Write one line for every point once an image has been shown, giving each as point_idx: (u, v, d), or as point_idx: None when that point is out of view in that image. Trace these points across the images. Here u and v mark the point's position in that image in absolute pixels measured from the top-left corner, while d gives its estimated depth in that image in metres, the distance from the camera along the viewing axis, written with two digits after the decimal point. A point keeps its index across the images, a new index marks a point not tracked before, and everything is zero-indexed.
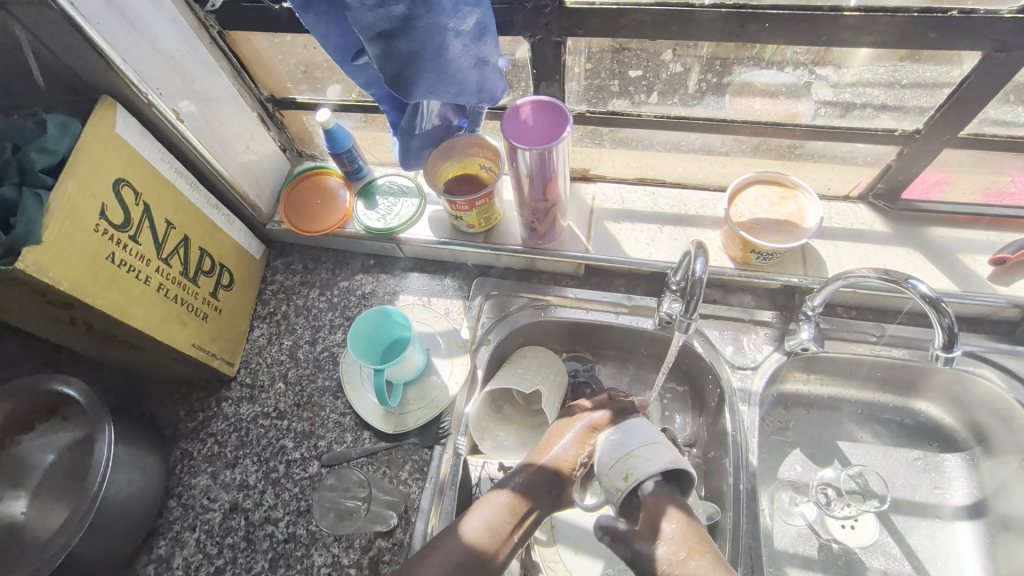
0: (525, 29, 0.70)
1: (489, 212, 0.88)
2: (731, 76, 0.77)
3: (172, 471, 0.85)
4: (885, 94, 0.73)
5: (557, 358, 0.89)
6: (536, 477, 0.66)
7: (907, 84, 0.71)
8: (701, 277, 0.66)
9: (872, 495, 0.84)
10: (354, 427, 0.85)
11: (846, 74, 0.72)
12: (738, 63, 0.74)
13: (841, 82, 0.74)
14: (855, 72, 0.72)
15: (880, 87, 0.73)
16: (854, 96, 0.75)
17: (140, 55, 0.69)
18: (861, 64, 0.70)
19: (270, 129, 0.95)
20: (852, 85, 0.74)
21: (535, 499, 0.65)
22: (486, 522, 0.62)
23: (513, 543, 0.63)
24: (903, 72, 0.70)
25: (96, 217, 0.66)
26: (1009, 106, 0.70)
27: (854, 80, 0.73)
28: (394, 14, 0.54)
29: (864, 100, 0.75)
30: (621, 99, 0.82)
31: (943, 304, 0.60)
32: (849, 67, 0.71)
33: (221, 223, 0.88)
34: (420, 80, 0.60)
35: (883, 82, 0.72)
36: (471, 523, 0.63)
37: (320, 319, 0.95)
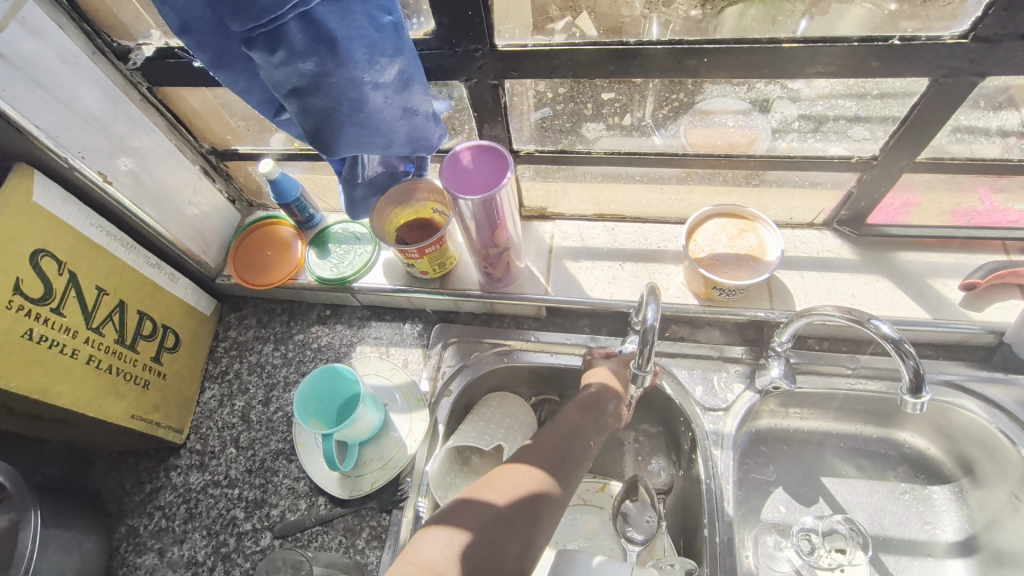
0: (459, 73, 0.67)
1: (442, 257, 0.84)
2: (702, 95, 0.72)
3: (116, 551, 0.80)
4: (856, 105, 0.68)
5: (524, 405, 0.85)
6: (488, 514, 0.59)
7: (877, 94, 0.66)
8: (653, 323, 0.62)
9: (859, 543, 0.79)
10: (308, 493, 0.80)
11: (815, 89, 0.68)
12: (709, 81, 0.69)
13: (810, 96, 0.69)
14: (822, 87, 0.67)
15: (851, 98, 0.68)
16: (826, 108, 0.70)
17: (57, 119, 0.66)
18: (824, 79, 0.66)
19: (215, 181, 0.91)
20: (823, 98, 0.69)
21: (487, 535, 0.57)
22: (438, 559, 0.55)
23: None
24: (870, 83, 0.65)
25: (8, 294, 0.62)
26: (981, 112, 0.66)
27: (823, 93, 0.68)
28: (304, 71, 0.51)
29: (836, 112, 0.70)
30: (595, 122, 0.76)
31: (908, 345, 0.58)
32: (815, 82, 0.66)
33: (165, 282, 0.84)
34: (342, 135, 0.57)
35: (851, 94, 0.67)
36: (422, 561, 0.55)
37: (274, 376, 0.90)
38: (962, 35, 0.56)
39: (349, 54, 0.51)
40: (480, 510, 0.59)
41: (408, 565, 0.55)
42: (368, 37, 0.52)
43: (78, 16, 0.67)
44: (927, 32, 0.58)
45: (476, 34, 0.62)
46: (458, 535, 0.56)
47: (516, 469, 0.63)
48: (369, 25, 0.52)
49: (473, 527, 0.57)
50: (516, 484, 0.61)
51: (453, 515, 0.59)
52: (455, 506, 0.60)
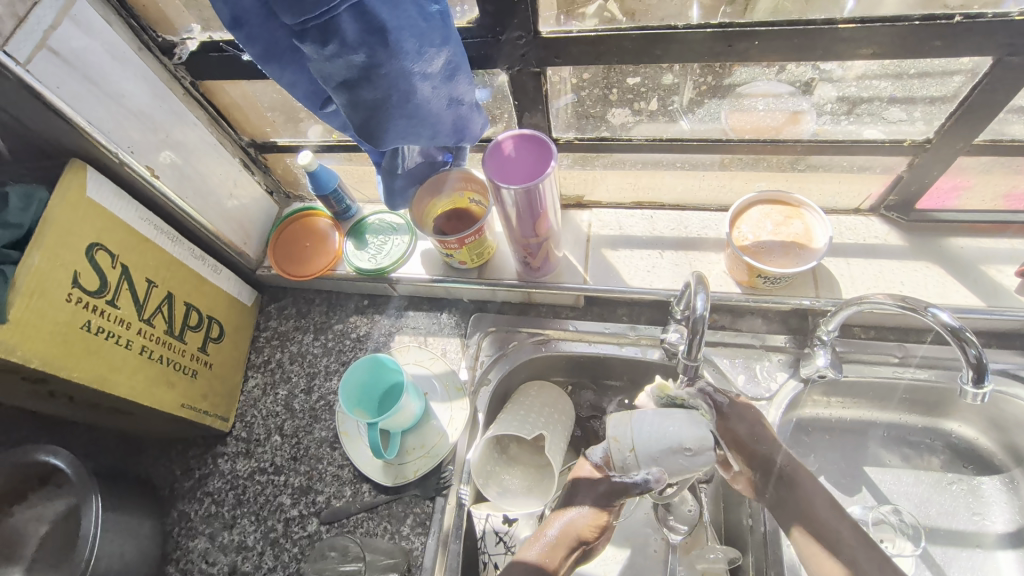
0: (502, 61, 0.67)
1: (480, 247, 0.84)
2: (731, 78, 0.69)
3: (170, 534, 0.82)
4: (893, 85, 0.66)
5: (562, 394, 0.85)
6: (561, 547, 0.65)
7: (916, 74, 0.64)
8: (703, 312, 0.62)
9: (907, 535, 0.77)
10: (352, 480, 0.82)
11: (848, 67, 0.65)
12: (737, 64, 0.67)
13: (845, 77, 0.66)
14: (856, 66, 0.64)
15: (887, 79, 0.66)
16: (860, 90, 0.68)
17: (108, 115, 0.67)
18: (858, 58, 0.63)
19: (254, 173, 0.92)
20: (856, 78, 0.66)
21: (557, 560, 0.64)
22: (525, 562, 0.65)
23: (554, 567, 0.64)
24: (908, 63, 0.62)
25: (68, 288, 0.64)
26: None
27: (860, 75, 0.66)
28: (355, 63, 0.51)
29: (871, 93, 0.68)
30: (624, 108, 0.75)
31: (968, 333, 0.56)
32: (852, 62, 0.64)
33: (209, 274, 0.86)
34: (390, 127, 0.57)
35: (888, 74, 0.65)
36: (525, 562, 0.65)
37: (315, 365, 0.92)
38: None
39: (400, 46, 0.51)
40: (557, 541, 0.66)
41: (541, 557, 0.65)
42: (417, 27, 0.52)
43: (124, 11, 0.68)
44: (992, 9, 0.56)
45: (521, 21, 0.62)
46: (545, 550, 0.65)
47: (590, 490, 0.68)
48: (419, 14, 0.51)
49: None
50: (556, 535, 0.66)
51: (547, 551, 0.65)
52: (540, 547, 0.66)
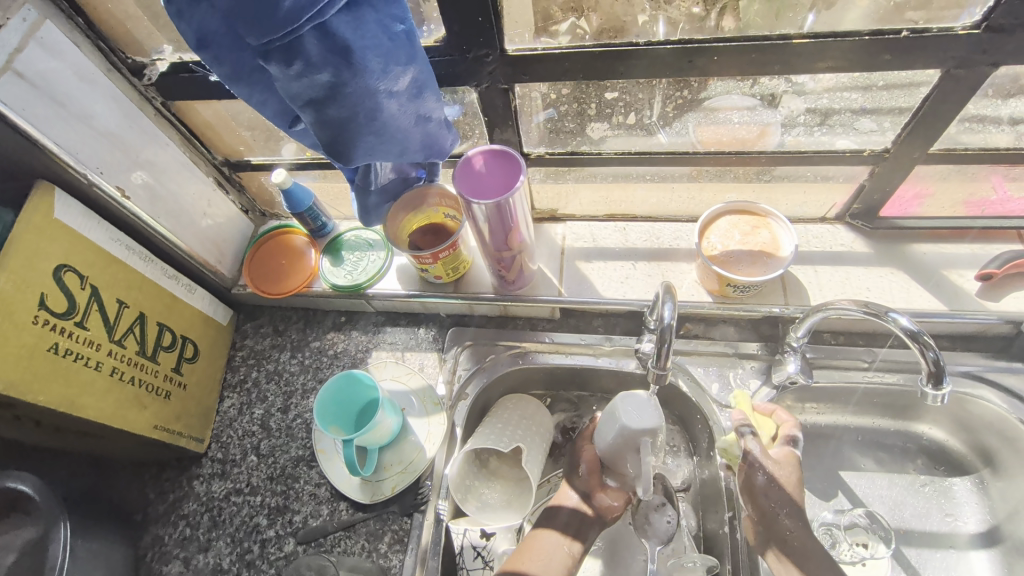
0: (470, 79, 0.68)
1: (455, 262, 0.85)
2: (707, 93, 0.71)
3: (143, 559, 0.81)
4: (863, 97, 0.68)
5: (540, 406, 0.85)
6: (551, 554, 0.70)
7: (885, 85, 0.66)
8: (671, 322, 0.63)
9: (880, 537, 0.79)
10: (329, 498, 0.81)
11: (823, 81, 0.67)
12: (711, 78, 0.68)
13: (816, 89, 0.68)
14: (828, 79, 0.66)
15: (858, 90, 0.67)
16: (833, 101, 0.70)
17: (76, 136, 0.67)
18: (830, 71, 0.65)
19: (229, 192, 0.92)
20: (830, 90, 0.68)
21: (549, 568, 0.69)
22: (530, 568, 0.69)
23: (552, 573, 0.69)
24: (876, 76, 0.64)
25: (34, 310, 0.63)
26: (988, 102, 0.65)
27: (830, 86, 0.68)
28: (321, 82, 0.52)
29: (844, 105, 0.70)
30: (600, 122, 0.76)
31: (926, 337, 0.58)
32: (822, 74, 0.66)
33: (183, 293, 0.85)
34: (358, 144, 0.57)
35: (857, 86, 0.67)
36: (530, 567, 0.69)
37: (292, 384, 0.91)
38: (973, 26, 0.57)
39: (364, 64, 0.52)
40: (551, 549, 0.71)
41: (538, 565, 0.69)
42: (382, 46, 0.52)
43: (93, 34, 0.68)
44: (938, 24, 0.58)
45: (487, 40, 0.63)
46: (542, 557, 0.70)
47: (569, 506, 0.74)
48: (383, 34, 0.52)
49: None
50: (549, 550, 0.70)
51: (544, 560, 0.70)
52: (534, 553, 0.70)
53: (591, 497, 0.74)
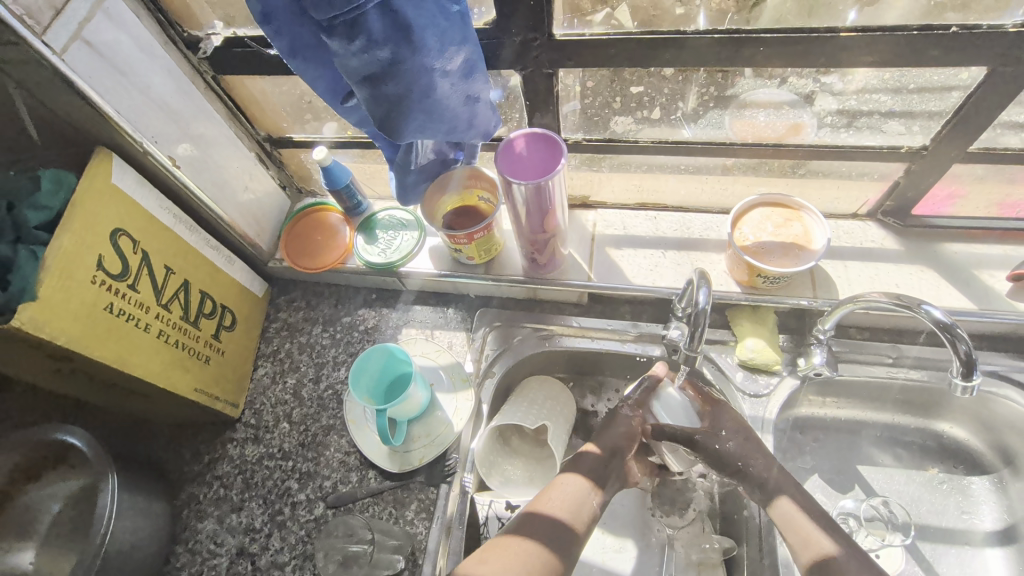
0: (515, 62, 0.70)
1: (489, 244, 0.87)
2: (733, 90, 0.72)
3: (179, 516, 0.84)
4: (894, 99, 0.69)
5: (564, 388, 0.87)
6: (575, 494, 0.69)
7: (914, 88, 0.67)
8: (705, 306, 0.65)
9: (898, 528, 0.79)
10: (359, 466, 0.84)
11: (849, 80, 0.68)
12: (741, 75, 0.69)
13: (846, 90, 0.69)
14: (857, 78, 0.67)
15: (890, 93, 0.68)
16: (860, 103, 0.71)
17: (134, 105, 0.69)
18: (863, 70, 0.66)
19: (269, 168, 0.95)
20: (857, 91, 0.69)
21: (574, 507, 0.68)
22: (563, 500, 0.68)
23: (580, 511, 0.68)
24: (911, 77, 0.65)
25: (93, 269, 0.65)
26: None
27: (859, 88, 0.69)
28: (380, 59, 0.53)
29: (871, 107, 0.71)
30: (624, 115, 0.78)
31: (959, 330, 0.58)
32: (852, 75, 0.67)
33: (223, 263, 0.88)
34: (409, 121, 0.59)
35: (888, 87, 0.68)
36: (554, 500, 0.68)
37: (324, 356, 0.94)
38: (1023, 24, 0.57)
39: (423, 42, 0.54)
40: (575, 487, 0.70)
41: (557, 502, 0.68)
42: (439, 26, 0.54)
43: (153, 7, 0.71)
44: (986, 22, 0.58)
45: (537, 24, 0.64)
46: (568, 492, 0.69)
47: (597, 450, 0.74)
48: (440, 14, 0.54)
49: (546, 540, 0.65)
50: (572, 497, 0.69)
51: (570, 498, 0.69)
52: (557, 490, 0.70)
53: (621, 458, 0.74)
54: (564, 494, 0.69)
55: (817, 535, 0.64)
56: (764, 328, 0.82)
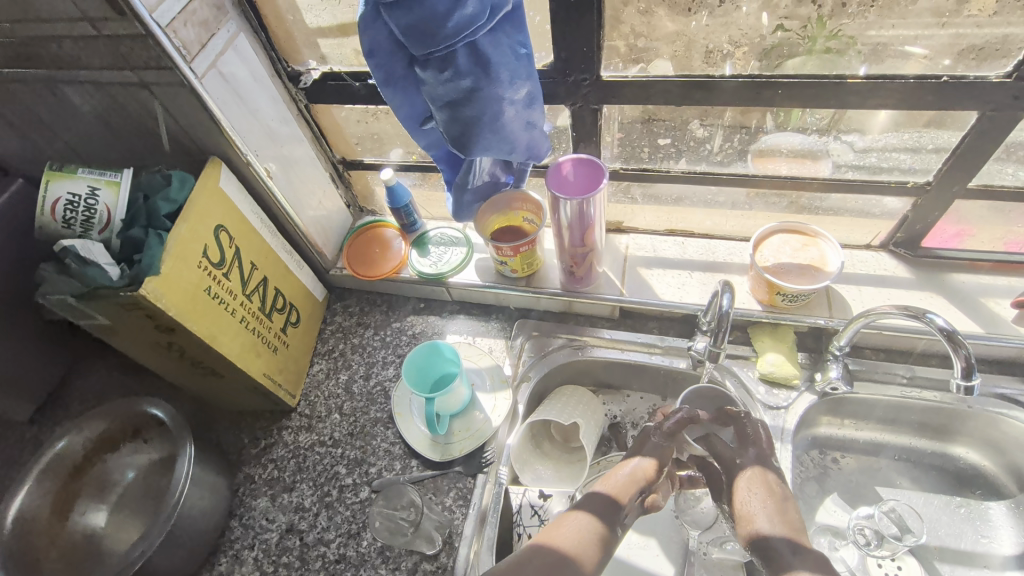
0: (566, 98, 0.81)
1: (531, 258, 0.96)
2: (753, 144, 0.84)
3: (236, 493, 0.92)
4: (911, 158, 0.79)
5: (594, 396, 0.94)
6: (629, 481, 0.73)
7: (931, 149, 0.77)
8: (727, 310, 0.72)
9: (909, 530, 0.81)
10: (403, 455, 0.91)
11: (872, 140, 0.79)
12: (766, 129, 0.82)
13: (867, 148, 0.80)
14: (879, 138, 0.79)
15: (905, 152, 0.79)
16: (881, 160, 0.81)
17: (245, 123, 0.83)
18: (882, 129, 0.77)
19: (339, 187, 1.08)
20: (879, 150, 0.80)
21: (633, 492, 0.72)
22: (621, 483, 0.72)
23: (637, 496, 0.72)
24: (925, 138, 0.77)
25: (200, 256, 0.77)
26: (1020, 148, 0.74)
27: (880, 147, 0.80)
28: (461, 87, 0.65)
29: (891, 165, 0.81)
30: (651, 163, 0.91)
31: (960, 337, 0.65)
32: (871, 134, 0.78)
33: (294, 266, 0.99)
34: (479, 140, 0.71)
35: (906, 147, 0.78)
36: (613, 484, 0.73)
37: (374, 356, 1.03)
38: (1006, 76, 0.66)
39: (497, 75, 0.65)
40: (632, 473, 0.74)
41: (615, 483, 0.73)
42: (511, 64, 0.66)
43: (269, 46, 0.85)
44: (975, 72, 0.68)
45: (587, 66, 0.77)
46: (627, 478, 0.73)
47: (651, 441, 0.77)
48: (513, 55, 0.66)
49: (602, 514, 0.69)
50: (626, 480, 0.73)
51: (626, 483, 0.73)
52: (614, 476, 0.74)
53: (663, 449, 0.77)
54: (621, 479, 0.73)
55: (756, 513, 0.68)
56: (783, 346, 0.89)
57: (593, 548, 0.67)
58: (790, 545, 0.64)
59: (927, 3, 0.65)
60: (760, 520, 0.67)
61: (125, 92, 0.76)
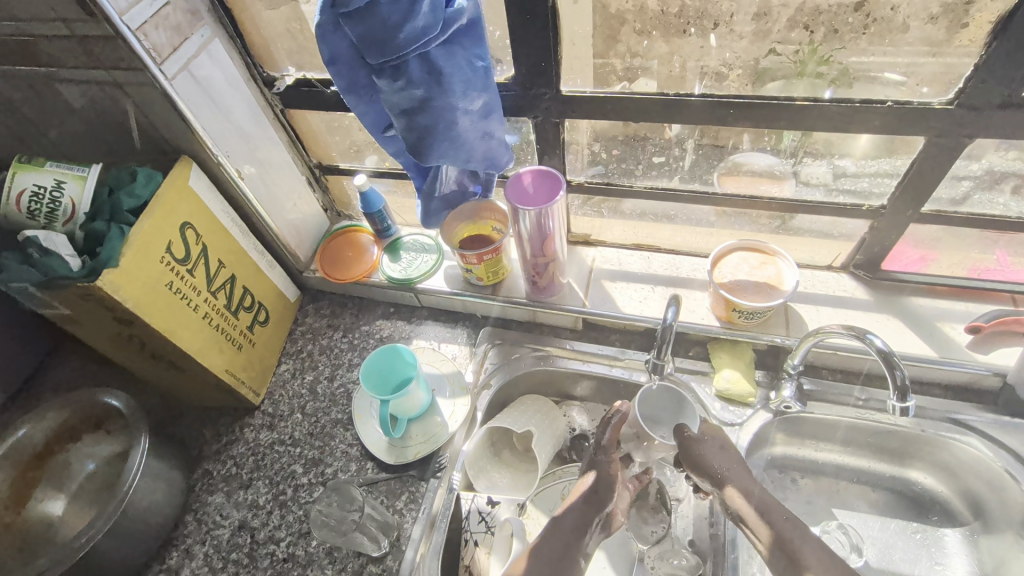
0: (529, 111, 0.83)
1: (497, 266, 0.98)
2: (724, 159, 0.86)
3: (193, 488, 0.92)
4: (867, 184, 0.81)
5: (555, 407, 0.95)
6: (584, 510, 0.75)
7: (878, 175, 0.80)
8: (671, 321, 0.73)
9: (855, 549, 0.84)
10: (359, 457, 0.92)
11: (860, 164, 0.79)
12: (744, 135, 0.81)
13: (854, 172, 0.80)
14: (866, 163, 0.79)
15: (864, 180, 0.81)
16: (860, 186, 0.82)
17: (217, 125, 0.85)
18: (867, 154, 0.78)
19: (315, 191, 1.10)
20: (870, 174, 0.80)
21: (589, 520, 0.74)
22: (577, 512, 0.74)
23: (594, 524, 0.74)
24: (897, 165, 0.77)
25: (163, 251, 0.79)
26: (969, 174, 0.75)
27: (863, 169, 0.80)
28: (415, 96, 0.67)
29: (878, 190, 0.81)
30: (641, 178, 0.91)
31: (896, 359, 0.65)
32: (857, 158, 0.79)
33: (265, 267, 1.01)
34: (435, 148, 0.72)
35: (896, 173, 0.78)
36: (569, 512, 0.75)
37: (340, 358, 1.04)
38: (950, 103, 0.68)
39: (450, 85, 0.67)
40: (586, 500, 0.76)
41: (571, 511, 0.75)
42: (465, 75, 0.68)
43: (245, 51, 0.87)
44: (922, 99, 0.69)
45: (548, 81, 0.79)
46: (582, 506, 0.75)
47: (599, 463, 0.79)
48: (467, 67, 0.68)
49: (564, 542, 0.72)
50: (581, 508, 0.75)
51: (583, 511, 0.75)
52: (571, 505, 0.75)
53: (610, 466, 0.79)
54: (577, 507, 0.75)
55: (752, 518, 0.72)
56: (741, 363, 0.89)
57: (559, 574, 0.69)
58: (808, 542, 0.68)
59: (918, 33, 0.65)
60: (759, 523, 0.71)
61: (99, 91, 0.78)
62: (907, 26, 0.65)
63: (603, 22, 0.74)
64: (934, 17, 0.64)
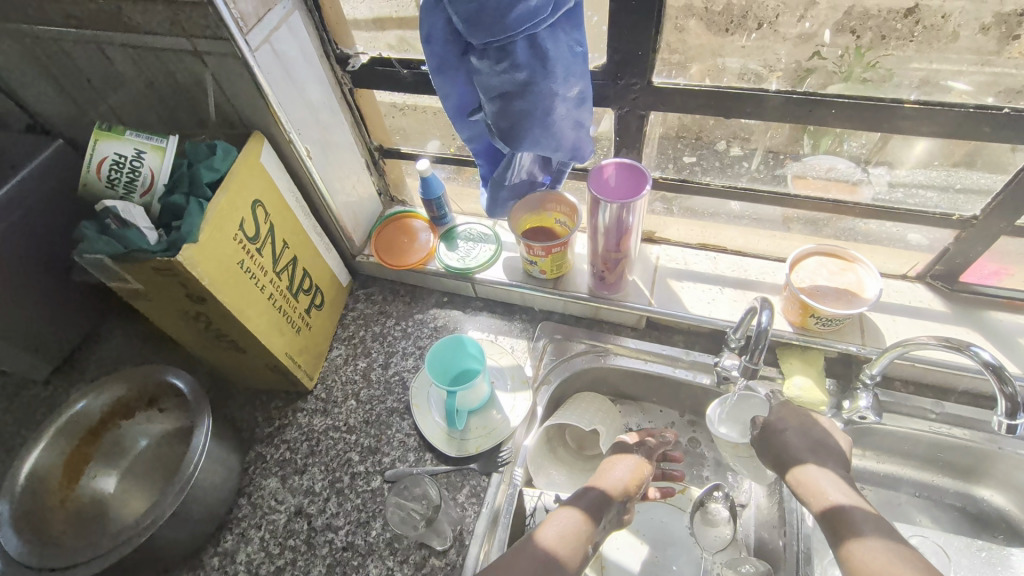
0: (615, 102, 0.81)
1: (561, 260, 0.95)
2: (784, 170, 0.85)
3: (246, 470, 0.91)
4: (941, 197, 0.80)
5: (614, 406, 0.93)
6: (602, 496, 0.75)
7: (965, 190, 0.78)
8: (766, 327, 0.70)
9: None
10: (417, 448, 0.90)
11: (930, 175, 0.79)
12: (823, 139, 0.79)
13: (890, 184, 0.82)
14: (903, 175, 0.80)
15: (933, 191, 0.80)
16: (905, 198, 0.82)
17: (292, 100, 0.83)
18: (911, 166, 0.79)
19: (373, 174, 1.08)
20: (923, 187, 0.80)
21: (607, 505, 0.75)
22: (595, 496, 0.75)
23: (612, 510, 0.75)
24: (953, 178, 0.78)
25: (236, 229, 0.76)
26: None
27: (907, 182, 0.81)
28: (517, 79, 0.65)
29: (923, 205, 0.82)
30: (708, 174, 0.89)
31: (1008, 374, 0.63)
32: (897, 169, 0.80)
33: (323, 249, 0.99)
34: (527, 134, 0.70)
35: (952, 187, 0.79)
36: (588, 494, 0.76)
37: (394, 346, 1.02)
38: None
39: (553, 70, 0.65)
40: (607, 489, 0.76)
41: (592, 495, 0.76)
42: (567, 61, 0.65)
43: (321, 26, 0.85)
44: None
45: (640, 71, 0.76)
46: (601, 492, 0.76)
47: (622, 462, 0.80)
48: (569, 53, 0.65)
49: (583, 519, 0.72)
50: (601, 493, 0.76)
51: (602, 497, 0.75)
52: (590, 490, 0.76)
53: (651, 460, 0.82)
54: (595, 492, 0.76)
55: (829, 489, 0.70)
56: (812, 370, 0.87)
57: (574, 546, 0.69)
58: (869, 519, 0.65)
59: (968, 42, 0.65)
60: (835, 494, 0.69)
61: (177, 60, 0.76)
62: (957, 35, 0.65)
63: (700, 15, 0.72)
64: (985, 28, 0.64)
